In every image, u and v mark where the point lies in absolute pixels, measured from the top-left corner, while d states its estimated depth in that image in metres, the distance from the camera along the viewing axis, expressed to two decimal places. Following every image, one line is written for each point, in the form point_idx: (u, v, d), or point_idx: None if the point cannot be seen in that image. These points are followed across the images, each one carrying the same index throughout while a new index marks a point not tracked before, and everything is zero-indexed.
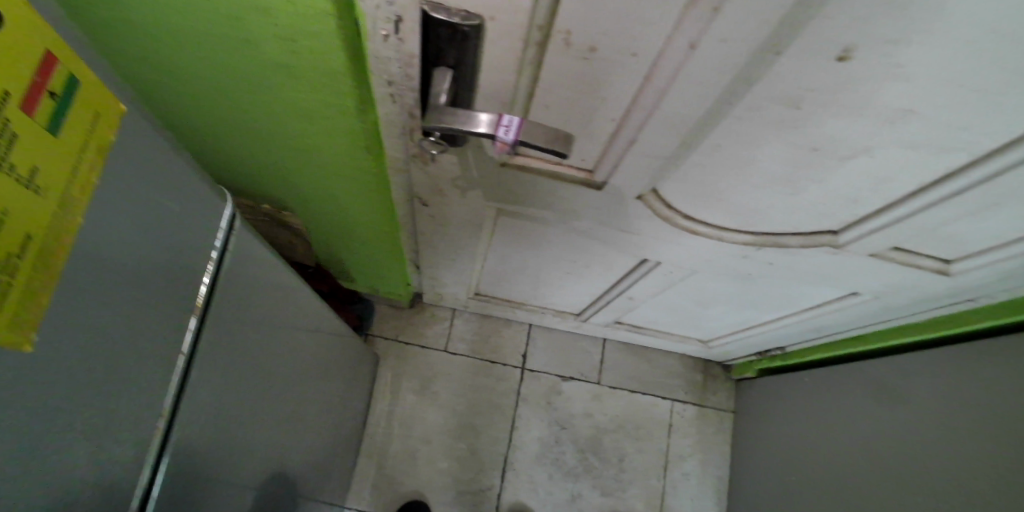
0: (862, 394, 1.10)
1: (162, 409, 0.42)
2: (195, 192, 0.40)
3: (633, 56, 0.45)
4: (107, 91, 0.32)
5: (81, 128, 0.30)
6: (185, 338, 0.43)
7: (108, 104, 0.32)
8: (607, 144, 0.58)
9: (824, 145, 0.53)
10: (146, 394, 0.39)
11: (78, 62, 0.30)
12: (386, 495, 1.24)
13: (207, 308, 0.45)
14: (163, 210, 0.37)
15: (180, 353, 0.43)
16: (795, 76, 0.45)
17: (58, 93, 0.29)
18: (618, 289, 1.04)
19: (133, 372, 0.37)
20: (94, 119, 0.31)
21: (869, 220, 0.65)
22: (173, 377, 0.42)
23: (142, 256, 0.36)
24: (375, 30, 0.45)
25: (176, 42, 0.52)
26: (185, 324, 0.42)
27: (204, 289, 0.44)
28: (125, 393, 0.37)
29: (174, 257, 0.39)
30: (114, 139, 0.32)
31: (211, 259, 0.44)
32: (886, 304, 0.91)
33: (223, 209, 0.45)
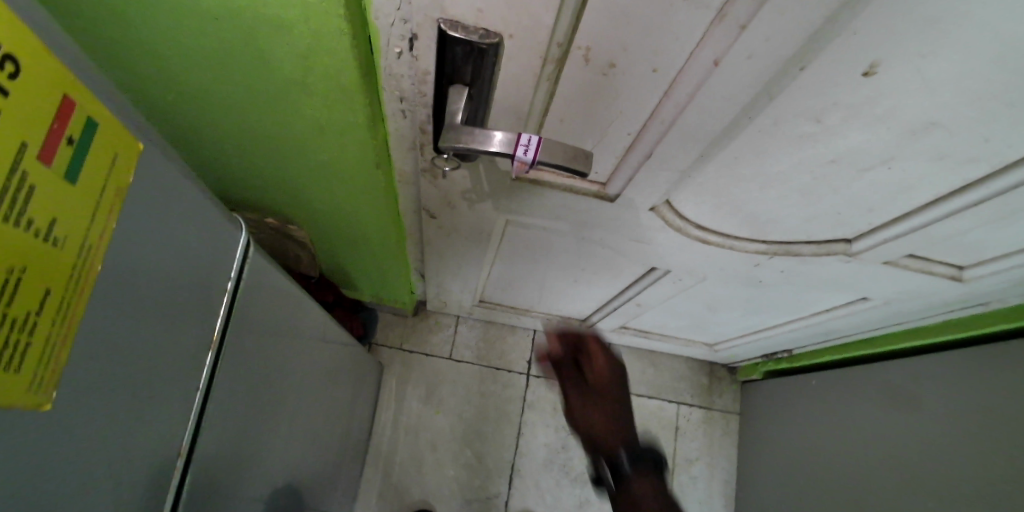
0: (869, 398, 1.09)
1: (180, 447, 0.42)
2: (206, 218, 0.39)
3: (654, 72, 0.44)
4: (123, 129, 0.31)
5: (99, 170, 0.29)
6: (202, 374, 0.43)
7: (124, 144, 0.31)
8: (621, 157, 0.57)
9: (844, 158, 0.52)
10: (156, 429, 0.38)
11: (95, 101, 0.29)
12: (392, 505, 1.23)
13: (224, 338, 0.46)
14: (173, 240, 0.36)
15: (197, 389, 0.43)
16: (819, 91, 0.44)
17: (76, 136, 0.28)
18: (625, 296, 1.03)
19: (144, 405, 0.37)
20: (111, 161, 0.30)
21: (885, 229, 0.64)
22: (190, 414, 0.42)
23: (150, 290, 0.34)
24: (389, 48, 0.45)
25: (182, 60, 0.50)
26: (202, 359, 0.43)
27: (221, 320, 0.45)
28: (132, 430, 0.36)
29: (187, 286, 0.39)
30: (130, 178, 0.32)
31: (227, 290, 0.45)
32: (897, 308, 0.91)
33: (235, 234, 0.45)
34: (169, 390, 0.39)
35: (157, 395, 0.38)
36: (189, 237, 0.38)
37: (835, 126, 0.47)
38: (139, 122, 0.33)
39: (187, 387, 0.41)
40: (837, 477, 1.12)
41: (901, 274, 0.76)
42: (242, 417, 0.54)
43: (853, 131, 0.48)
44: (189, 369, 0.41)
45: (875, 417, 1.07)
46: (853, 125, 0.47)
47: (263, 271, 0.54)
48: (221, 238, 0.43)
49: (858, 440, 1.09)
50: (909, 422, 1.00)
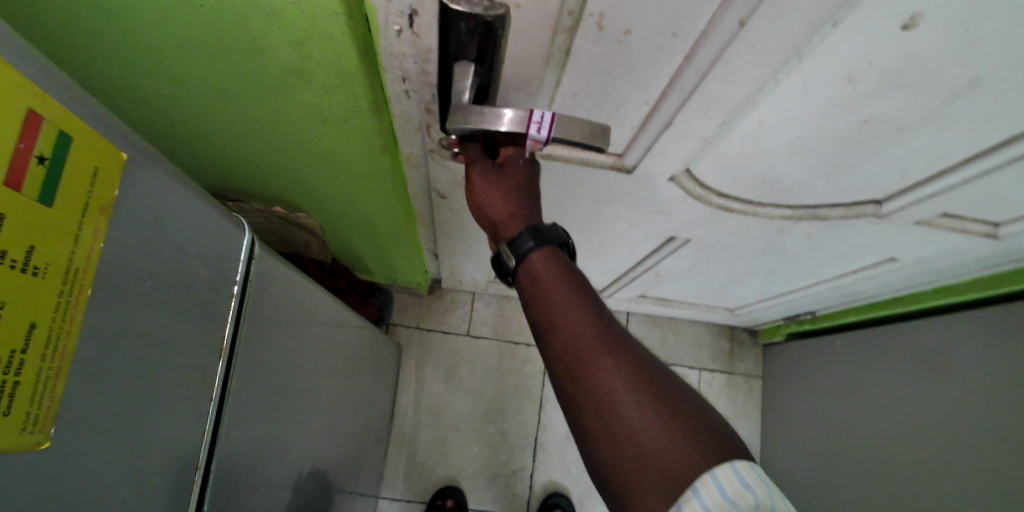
0: (898, 360, 1.07)
1: (196, 461, 0.41)
2: (204, 221, 0.38)
3: (673, 37, 0.41)
4: (104, 143, 0.29)
5: (77, 190, 0.28)
6: (216, 379, 0.43)
7: (107, 160, 0.30)
8: (638, 128, 0.54)
9: (877, 119, 0.48)
10: (171, 439, 0.38)
11: (66, 115, 0.28)
12: (419, 483, 1.25)
13: (234, 345, 0.45)
14: (169, 248, 0.35)
15: (211, 400, 0.42)
16: (852, 50, 0.40)
17: (48, 156, 0.27)
18: (643, 267, 1.01)
19: (156, 418, 0.36)
20: (93, 177, 0.29)
21: (918, 188, 0.60)
22: (205, 426, 0.42)
23: (148, 301, 0.34)
24: (387, 26, 0.42)
25: (173, 51, 0.48)
26: (214, 366, 0.42)
27: (230, 324, 0.44)
28: (144, 442, 0.35)
29: (189, 294, 0.38)
30: (117, 193, 0.31)
31: (234, 295, 0.44)
32: (926, 268, 0.87)
33: (238, 237, 0.43)
34: (181, 403, 0.38)
35: (171, 406, 0.37)
36: (186, 243, 0.36)
37: (869, 88, 0.44)
38: (121, 125, 0.31)
39: (200, 394, 0.41)
40: (862, 441, 1.11)
41: (932, 234, 0.72)
42: (260, 417, 0.54)
43: (889, 92, 0.44)
44: (202, 376, 0.40)
45: (902, 380, 1.05)
46: (888, 86, 0.43)
47: (270, 269, 0.52)
48: (224, 238, 0.41)
49: (884, 404, 1.08)
50: (938, 384, 0.97)
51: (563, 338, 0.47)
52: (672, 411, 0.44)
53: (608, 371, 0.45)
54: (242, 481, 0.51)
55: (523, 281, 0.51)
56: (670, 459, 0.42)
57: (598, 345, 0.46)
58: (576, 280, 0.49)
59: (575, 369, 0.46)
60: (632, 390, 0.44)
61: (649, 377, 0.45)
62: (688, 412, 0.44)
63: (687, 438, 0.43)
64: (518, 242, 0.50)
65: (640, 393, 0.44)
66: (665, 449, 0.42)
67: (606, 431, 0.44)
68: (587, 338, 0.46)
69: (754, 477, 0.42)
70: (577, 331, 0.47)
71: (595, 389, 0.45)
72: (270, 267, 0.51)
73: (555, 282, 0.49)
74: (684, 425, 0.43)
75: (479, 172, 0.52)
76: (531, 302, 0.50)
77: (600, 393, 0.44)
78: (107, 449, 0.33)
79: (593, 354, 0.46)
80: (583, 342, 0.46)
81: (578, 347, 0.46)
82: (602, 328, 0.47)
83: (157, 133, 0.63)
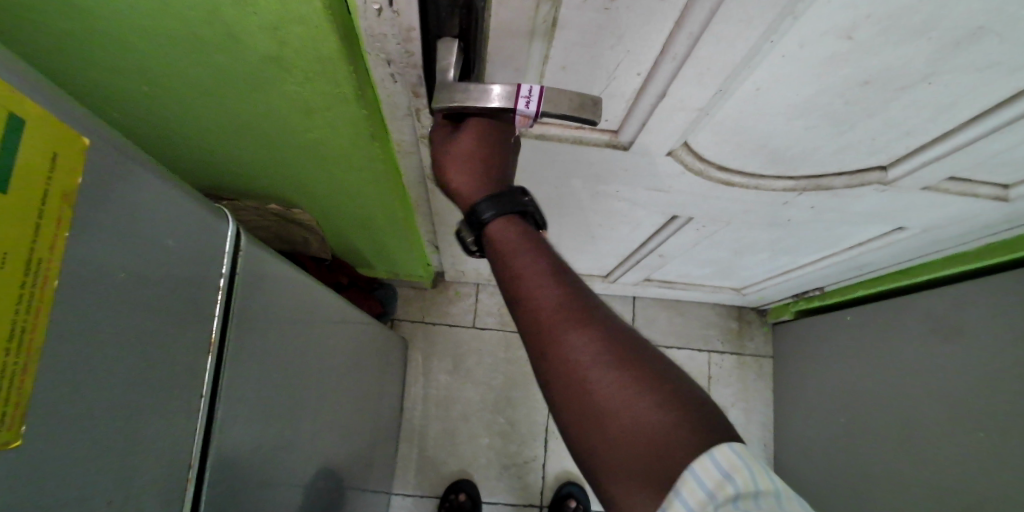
0: (910, 332, 1.05)
1: (190, 459, 0.40)
2: (189, 214, 0.37)
3: (661, 1, 0.40)
4: (62, 127, 0.28)
5: (35, 177, 0.27)
6: (205, 378, 0.41)
7: (66, 145, 0.28)
8: (632, 101, 0.53)
9: (878, 78, 0.46)
10: (166, 437, 0.37)
11: (20, 98, 0.27)
12: (431, 477, 1.25)
13: (225, 339, 0.43)
14: (152, 241, 0.34)
15: (202, 396, 0.41)
16: (849, 5, 0.39)
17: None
18: (647, 248, 1.00)
19: (149, 416, 0.36)
20: (51, 163, 0.28)
21: (924, 151, 0.58)
22: (198, 422, 0.40)
23: (131, 296, 0.33)
24: (365, 7, 0.40)
25: (149, 46, 0.47)
26: (202, 364, 0.40)
27: (217, 321, 0.42)
28: (137, 440, 0.35)
29: (177, 288, 0.37)
30: (81, 181, 0.29)
31: (221, 287, 0.42)
32: (935, 236, 0.85)
33: (227, 230, 0.42)
34: (175, 400, 0.38)
35: (167, 403, 0.37)
36: (169, 236, 0.36)
37: (867, 44, 0.42)
38: (89, 116, 0.30)
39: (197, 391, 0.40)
40: (876, 415, 1.10)
41: (940, 199, 0.71)
42: (264, 413, 0.53)
43: (889, 48, 0.43)
44: (197, 371, 0.40)
45: (915, 352, 1.03)
46: (888, 40, 0.42)
47: (265, 262, 0.51)
48: (212, 231, 0.40)
49: (899, 377, 1.06)
50: (953, 353, 0.96)
51: (534, 314, 0.47)
52: (647, 383, 0.43)
53: (579, 345, 0.45)
54: (250, 477, 0.50)
55: (490, 252, 0.51)
56: (644, 432, 0.41)
57: (568, 320, 0.46)
58: (547, 256, 0.49)
59: (546, 344, 0.46)
60: (605, 364, 0.44)
61: (621, 350, 0.45)
62: (664, 384, 0.43)
63: (662, 409, 0.42)
64: (473, 212, 0.50)
65: (613, 368, 0.44)
66: (638, 422, 0.41)
67: (579, 407, 0.44)
68: (558, 313, 0.46)
69: (735, 465, 0.40)
70: (547, 307, 0.47)
71: (567, 365, 0.45)
72: (264, 260, 0.50)
73: (524, 255, 0.49)
74: (659, 397, 0.42)
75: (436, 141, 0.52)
76: (499, 272, 0.50)
77: (572, 368, 0.44)
78: (97, 448, 0.32)
79: (565, 328, 0.45)
80: (554, 317, 0.46)
81: (549, 323, 0.46)
82: (572, 302, 0.47)
83: (146, 133, 0.62)
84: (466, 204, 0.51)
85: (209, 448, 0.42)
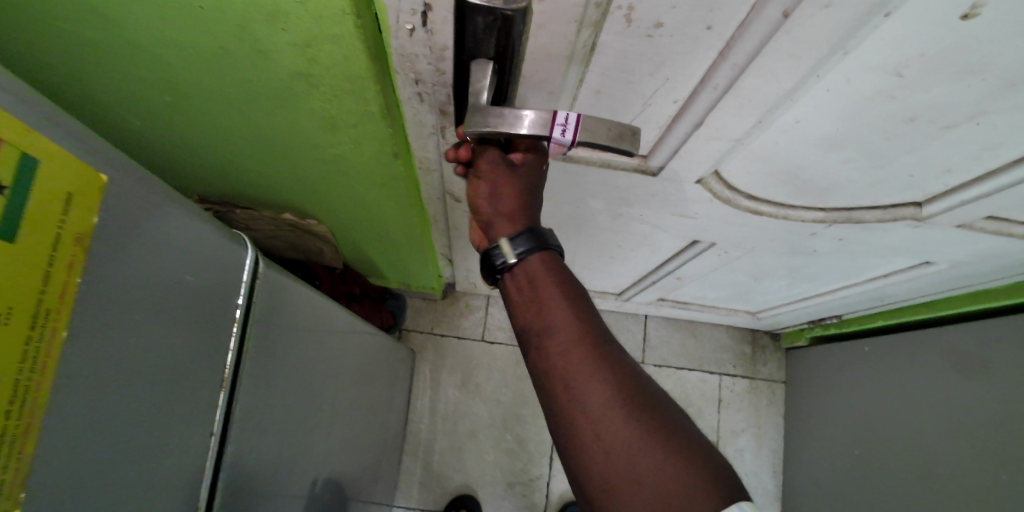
0: (931, 367, 1.02)
1: (197, 500, 0.40)
2: (196, 234, 0.36)
3: (707, 30, 0.38)
4: (77, 165, 0.28)
5: (48, 220, 0.26)
6: (217, 414, 0.42)
7: (83, 185, 0.28)
8: (665, 128, 0.51)
9: (923, 115, 0.44)
10: (167, 462, 0.36)
11: (33, 134, 0.26)
12: (435, 492, 1.23)
13: (236, 374, 0.44)
14: (156, 263, 0.33)
15: (212, 433, 0.42)
16: (902, 43, 0.37)
17: (11, 185, 0.25)
18: (664, 270, 0.98)
19: (152, 441, 0.35)
20: (66, 205, 0.27)
21: (964, 190, 0.56)
22: (207, 461, 0.41)
23: (138, 318, 0.32)
24: (399, 25, 0.39)
25: (172, 58, 0.46)
26: (214, 400, 0.41)
27: (231, 356, 0.43)
28: (137, 464, 0.34)
29: (185, 306, 0.36)
30: (97, 219, 0.29)
31: (235, 319, 0.43)
32: (964, 271, 0.83)
33: (241, 256, 0.43)
34: (177, 424, 0.37)
35: (169, 427, 0.36)
36: (178, 257, 0.35)
37: (919, 83, 0.40)
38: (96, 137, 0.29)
39: (204, 415, 0.40)
40: (890, 450, 1.07)
41: (975, 237, 0.68)
42: (265, 433, 0.52)
43: (940, 85, 0.40)
44: (199, 394, 0.39)
45: (936, 388, 1.00)
46: (942, 79, 0.40)
47: (278, 284, 0.51)
48: (216, 246, 0.39)
49: (915, 412, 1.03)
50: (973, 392, 0.93)
51: (548, 351, 0.49)
52: (655, 430, 0.46)
53: (593, 386, 0.47)
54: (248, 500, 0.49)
55: (514, 284, 0.52)
56: (648, 478, 0.44)
57: (585, 359, 0.48)
58: (568, 293, 0.51)
59: (559, 381, 0.49)
60: (616, 407, 0.47)
61: (633, 393, 0.48)
62: (672, 433, 0.46)
63: (667, 459, 0.45)
64: (519, 239, 0.51)
65: (636, 416, 0.46)
66: (644, 468, 0.45)
67: (587, 445, 0.47)
68: (574, 353, 0.49)
69: None
70: (564, 346, 0.49)
71: (590, 408, 0.47)
72: (277, 286, 0.50)
73: (552, 293, 0.50)
74: (665, 444, 0.45)
75: (489, 154, 0.50)
76: (522, 305, 0.51)
77: (581, 408, 0.47)
78: (95, 472, 0.31)
79: (579, 369, 0.48)
80: (570, 357, 0.48)
81: (564, 361, 0.49)
82: (589, 341, 0.49)
83: (158, 141, 0.61)
84: (504, 226, 0.52)
85: (221, 472, 0.43)
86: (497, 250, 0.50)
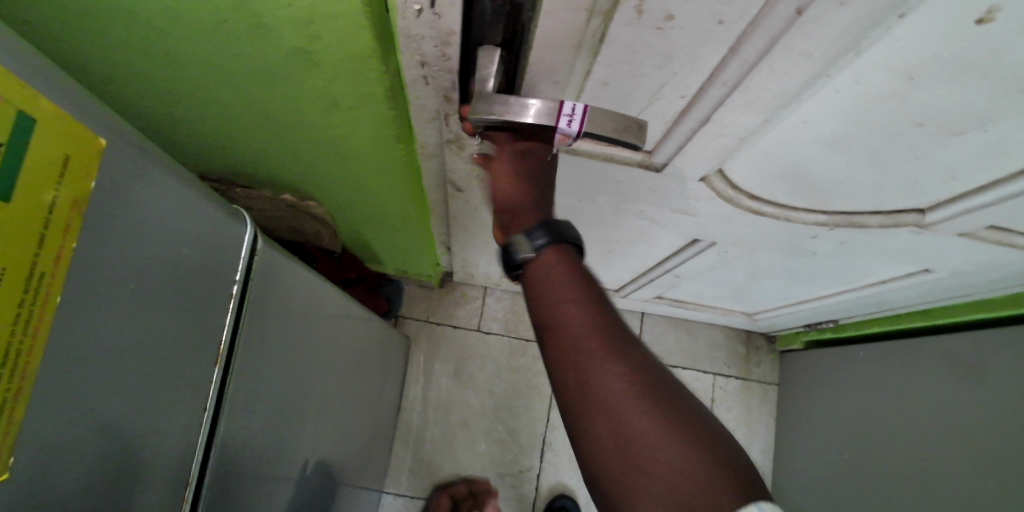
0: (924, 375, 1.02)
1: (188, 478, 0.41)
2: (194, 212, 0.36)
3: (719, 25, 0.37)
4: (79, 126, 0.28)
5: (46, 177, 0.27)
6: (212, 389, 0.42)
7: (86, 145, 0.28)
8: (671, 124, 0.51)
9: (930, 120, 0.44)
10: (151, 440, 0.36)
11: (29, 94, 0.26)
12: (424, 479, 1.23)
13: (231, 349, 0.44)
14: (149, 235, 0.33)
15: (205, 409, 0.42)
16: (916, 45, 0.36)
17: (6, 140, 0.25)
18: (662, 268, 0.98)
19: (138, 413, 0.35)
20: (63, 168, 0.27)
21: (967, 197, 0.55)
22: (198, 439, 0.41)
23: (133, 288, 0.32)
24: (406, 5, 0.38)
25: (174, 29, 0.45)
26: (209, 374, 0.41)
27: (227, 330, 0.43)
28: (119, 435, 0.34)
29: (175, 283, 0.36)
30: (94, 184, 0.29)
31: (233, 295, 0.43)
32: (962, 280, 0.83)
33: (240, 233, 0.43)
34: (164, 398, 0.37)
35: (157, 398, 0.36)
36: (172, 226, 0.34)
37: (929, 87, 0.40)
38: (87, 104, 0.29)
39: (193, 391, 0.40)
40: (880, 455, 1.08)
41: (976, 245, 0.68)
42: (254, 413, 0.52)
43: (949, 90, 0.40)
44: (189, 372, 0.39)
45: (928, 395, 1.00)
46: (951, 84, 0.39)
47: (274, 265, 0.51)
48: (213, 221, 0.39)
49: (907, 418, 1.04)
50: (965, 401, 0.93)
51: (568, 343, 0.50)
52: (670, 419, 0.47)
53: (608, 375, 0.48)
54: (234, 475, 0.49)
55: (531, 276, 0.53)
56: (664, 465, 0.45)
57: (601, 349, 0.49)
58: (583, 285, 0.52)
59: (574, 370, 0.50)
60: (632, 395, 0.48)
61: (650, 387, 0.48)
62: (686, 422, 0.47)
63: (682, 446, 0.46)
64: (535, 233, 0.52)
65: (650, 408, 0.47)
66: (659, 455, 0.45)
67: (601, 436, 0.48)
68: (594, 344, 0.50)
69: None
70: (578, 335, 0.50)
71: (604, 399, 0.48)
72: (273, 268, 0.50)
73: (568, 287, 0.52)
74: (679, 433, 0.46)
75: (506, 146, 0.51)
76: (540, 298, 0.52)
77: (597, 399, 0.48)
78: (72, 443, 0.30)
79: (598, 361, 0.49)
80: (589, 348, 0.50)
81: (583, 354, 0.50)
82: (604, 332, 0.50)
83: (160, 114, 0.60)
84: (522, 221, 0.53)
85: (212, 448, 0.44)
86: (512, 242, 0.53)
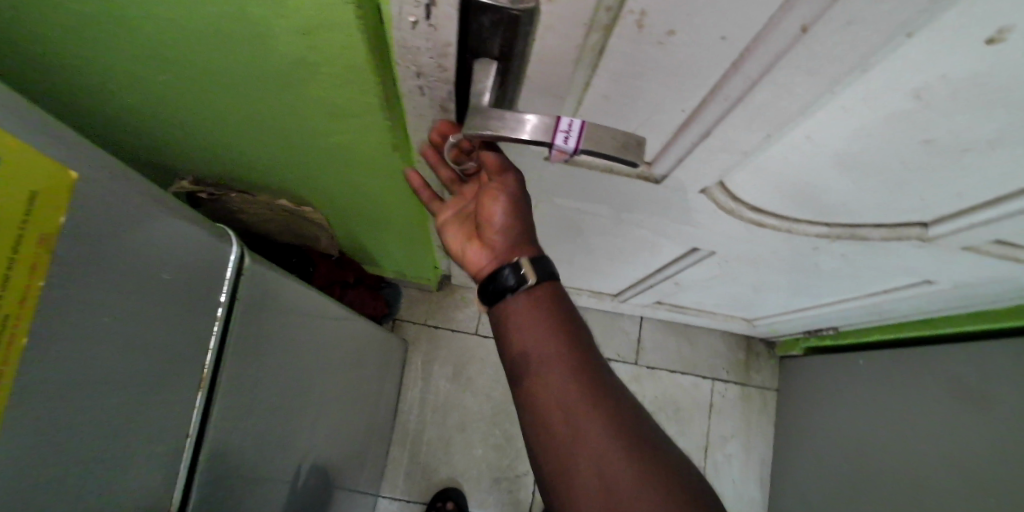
0: (926, 386, 1.01)
1: (169, 502, 0.43)
2: (147, 221, 0.37)
3: (722, 40, 0.36)
4: (48, 164, 0.30)
5: (14, 211, 0.29)
6: (194, 415, 0.44)
7: (55, 183, 0.31)
8: (671, 138, 0.50)
9: (940, 137, 0.43)
10: (101, 445, 0.36)
11: None
12: (420, 482, 1.23)
13: (217, 374, 0.46)
14: (100, 241, 0.33)
15: (187, 436, 0.44)
16: (923, 64, 0.35)
17: None
18: (662, 276, 0.97)
19: (85, 415, 0.34)
20: (30, 204, 0.30)
21: (972, 213, 0.54)
22: (180, 464, 0.43)
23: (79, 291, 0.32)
24: (401, 16, 0.37)
25: (167, 36, 0.44)
26: (191, 402, 0.44)
27: (211, 354, 0.45)
28: (66, 436, 0.33)
29: (132, 287, 0.36)
30: (62, 220, 0.31)
31: (217, 317, 0.45)
32: (965, 291, 0.81)
33: (202, 244, 0.43)
34: (118, 403, 0.37)
35: (107, 403, 0.36)
36: (123, 239, 0.35)
37: (938, 107, 0.39)
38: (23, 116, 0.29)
39: (155, 397, 0.40)
40: (879, 466, 1.07)
41: (982, 259, 0.67)
42: (243, 425, 0.52)
43: (959, 108, 0.39)
44: (151, 382, 0.39)
45: (929, 405, 0.99)
46: (964, 103, 0.38)
47: (259, 282, 0.51)
48: (166, 229, 0.38)
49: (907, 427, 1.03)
50: (966, 413, 0.92)
51: (552, 386, 0.50)
52: (644, 458, 0.48)
53: (588, 423, 0.49)
54: (214, 489, 0.49)
55: (513, 312, 0.53)
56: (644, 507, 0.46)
57: (583, 397, 0.49)
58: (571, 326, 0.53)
59: (553, 418, 0.50)
60: (611, 441, 0.48)
61: (627, 428, 0.49)
62: (669, 473, 0.48)
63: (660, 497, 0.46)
64: (534, 264, 0.53)
65: (629, 450, 0.48)
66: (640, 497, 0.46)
67: (582, 479, 0.48)
68: (575, 387, 0.50)
69: None
70: (560, 378, 0.50)
71: (586, 444, 0.48)
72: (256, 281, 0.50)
73: (549, 328, 0.52)
74: (655, 478, 0.47)
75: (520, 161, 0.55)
76: (521, 336, 0.52)
77: (577, 442, 0.48)
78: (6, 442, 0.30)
79: (580, 404, 0.49)
80: (570, 391, 0.50)
81: (564, 396, 0.50)
82: (589, 382, 0.51)
83: (154, 120, 0.59)
84: (515, 251, 0.54)
85: (198, 459, 0.45)
86: (511, 272, 0.52)
